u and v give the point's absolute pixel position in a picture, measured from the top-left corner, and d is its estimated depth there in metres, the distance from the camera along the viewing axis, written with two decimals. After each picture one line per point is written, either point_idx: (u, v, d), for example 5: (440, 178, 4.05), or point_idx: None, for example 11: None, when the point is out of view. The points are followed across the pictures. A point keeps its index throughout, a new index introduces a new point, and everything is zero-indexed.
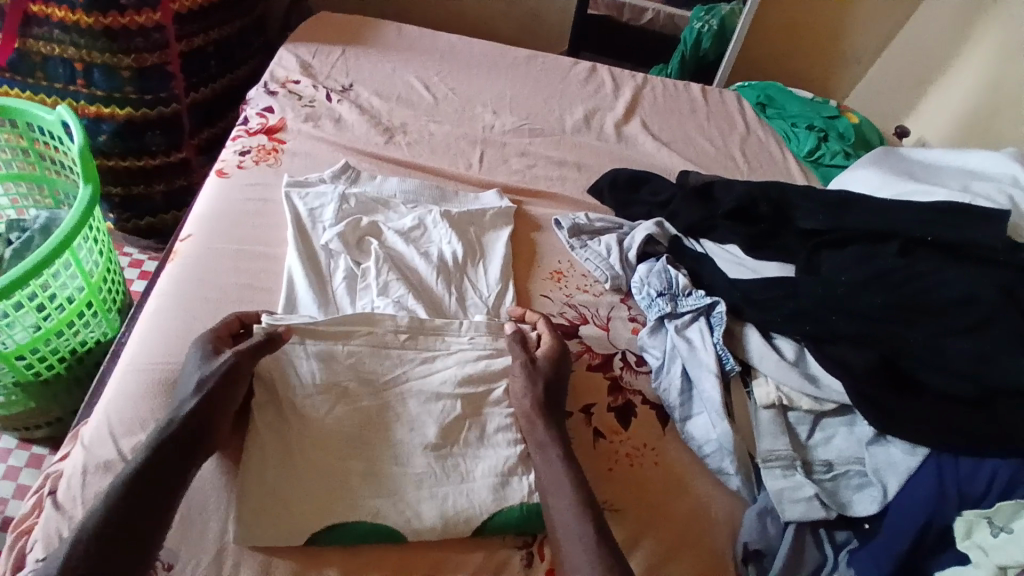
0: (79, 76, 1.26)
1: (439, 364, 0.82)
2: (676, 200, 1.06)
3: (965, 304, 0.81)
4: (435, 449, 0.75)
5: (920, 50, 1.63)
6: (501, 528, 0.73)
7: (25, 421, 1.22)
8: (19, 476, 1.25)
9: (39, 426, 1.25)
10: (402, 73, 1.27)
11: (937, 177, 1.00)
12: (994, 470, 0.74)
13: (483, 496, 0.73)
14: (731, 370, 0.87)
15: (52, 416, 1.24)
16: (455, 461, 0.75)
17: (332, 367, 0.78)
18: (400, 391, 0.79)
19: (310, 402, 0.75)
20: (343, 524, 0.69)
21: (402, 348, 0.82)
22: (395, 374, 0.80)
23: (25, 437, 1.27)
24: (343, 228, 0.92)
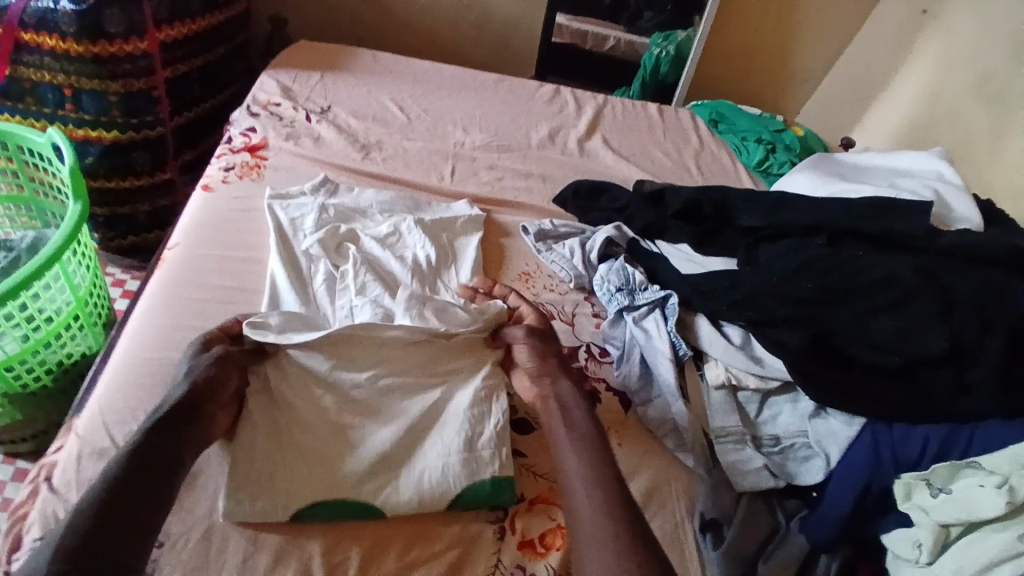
0: (68, 101, 1.33)
1: (417, 353, 0.87)
2: (633, 205, 1.16)
3: (883, 286, 0.89)
4: (413, 428, 0.81)
5: (861, 71, 1.77)
6: (473, 502, 0.79)
7: (11, 434, 1.25)
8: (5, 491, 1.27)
9: (25, 440, 1.28)
10: (377, 95, 1.35)
11: (868, 176, 1.11)
12: (925, 437, 0.81)
13: (457, 470, 0.79)
14: (684, 355, 0.95)
15: (38, 428, 1.27)
16: (431, 440, 0.82)
17: (314, 353, 0.84)
18: (380, 376, 0.84)
19: (298, 388, 0.82)
20: (323, 499, 0.75)
21: (383, 340, 0.88)
22: (374, 363, 0.84)
23: (11, 450, 1.30)
24: (322, 235, 1.00)
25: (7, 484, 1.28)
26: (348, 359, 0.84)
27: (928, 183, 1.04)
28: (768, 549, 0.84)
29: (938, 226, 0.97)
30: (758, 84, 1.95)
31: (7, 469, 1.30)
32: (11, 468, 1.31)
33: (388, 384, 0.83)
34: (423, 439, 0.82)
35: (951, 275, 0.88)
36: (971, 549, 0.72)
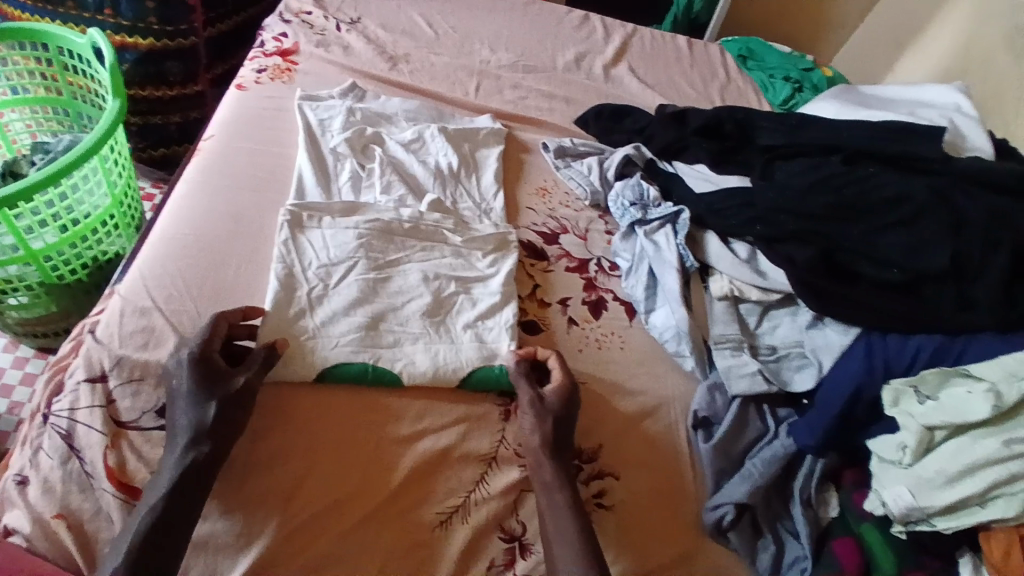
0: (108, 5, 1.35)
1: (435, 254, 0.93)
2: (653, 126, 1.17)
3: (897, 201, 0.92)
4: (430, 315, 0.87)
5: (903, 10, 1.71)
6: (483, 382, 0.84)
7: (43, 327, 1.29)
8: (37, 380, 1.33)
9: (49, 334, 1.31)
10: (407, 11, 1.36)
11: (888, 104, 1.13)
12: (918, 348, 0.85)
13: (469, 353, 0.85)
14: (691, 267, 0.99)
15: (71, 323, 1.32)
16: (447, 327, 0.87)
17: (339, 236, 0.90)
18: (400, 269, 0.90)
19: (325, 272, 0.86)
20: (346, 364, 0.80)
21: (405, 236, 0.93)
22: (396, 258, 0.91)
23: (42, 345, 1.34)
24: (349, 135, 1.03)
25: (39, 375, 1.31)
26: (372, 252, 0.90)
27: (946, 114, 1.06)
28: (755, 449, 0.90)
29: (952, 154, 1.00)
30: (791, 25, 1.89)
31: (39, 364, 1.34)
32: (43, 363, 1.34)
33: (405, 278, 0.89)
34: (438, 326, 0.87)
35: (965, 196, 0.91)
36: (954, 453, 0.76)
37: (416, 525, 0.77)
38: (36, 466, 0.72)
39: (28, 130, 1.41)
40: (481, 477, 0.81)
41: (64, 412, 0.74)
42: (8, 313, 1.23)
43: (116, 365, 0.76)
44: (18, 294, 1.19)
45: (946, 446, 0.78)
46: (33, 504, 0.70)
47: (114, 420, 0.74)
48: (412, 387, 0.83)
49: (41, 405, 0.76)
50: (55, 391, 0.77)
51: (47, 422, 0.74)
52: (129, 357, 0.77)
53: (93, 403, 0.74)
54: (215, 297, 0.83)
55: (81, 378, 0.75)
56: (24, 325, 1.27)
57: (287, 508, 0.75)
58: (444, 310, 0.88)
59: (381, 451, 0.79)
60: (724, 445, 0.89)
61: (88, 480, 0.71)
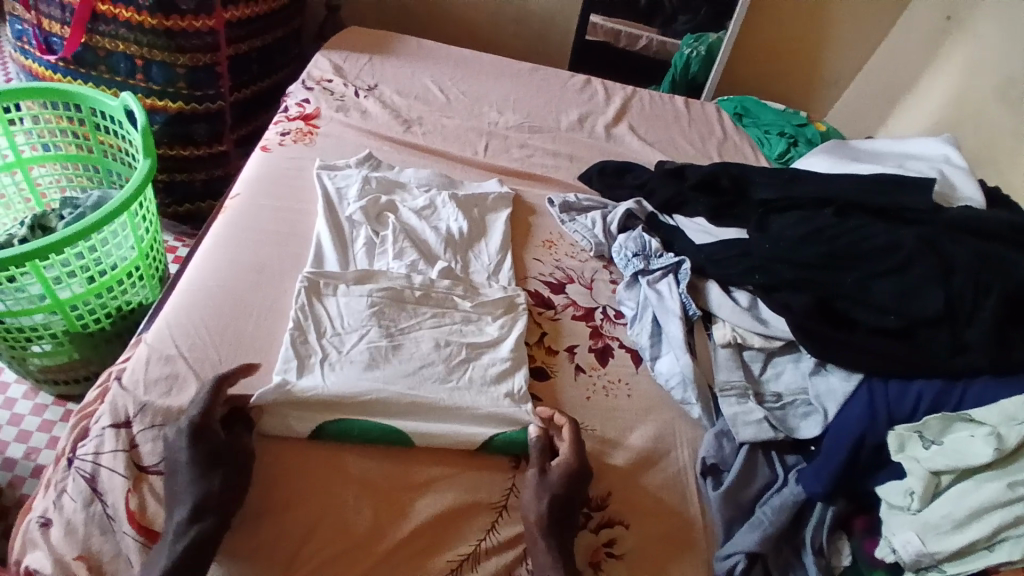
0: (139, 71, 1.46)
1: (446, 319, 0.96)
2: (653, 180, 1.23)
3: (889, 251, 0.95)
4: (445, 380, 0.88)
5: (889, 70, 1.81)
6: (501, 448, 0.84)
7: (64, 374, 1.33)
8: (54, 429, 1.34)
9: (78, 380, 1.35)
10: (420, 78, 1.46)
11: (878, 157, 1.19)
12: (919, 394, 0.87)
13: (485, 420, 0.85)
14: (694, 315, 1.02)
15: (90, 370, 1.34)
16: (461, 392, 0.87)
17: (351, 304, 0.93)
18: (413, 336, 0.92)
19: (338, 340, 0.89)
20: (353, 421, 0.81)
21: (417, 303, 0.95)
22: (407, 324, 0.93)
23: (63, 393, 1.37)
24: (365, 203, 1.07)
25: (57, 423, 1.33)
26: (384, 319, 0.92)
27: (934, 166, 1.12)
28: (764, 496, 0.90)
29: (941, 204, 1.05)
30: (784, 85, 1.99)
31: (58, 410, 1.37)
32: (61, 410, 1.37)
33: (417, 344, 0.91)
34: (453, 390, 0.87)
35: (951, 243, 0.94)
36: (960, 497, 0.77)
37: (426, 572, 0.78)
38: (59, 508, 0.74)
39: (59, 185, 1.49)
40: (491, 525, 0.81)
41: (88, 456, 0.76)
42: (30, 361, 1.27)
43: (140, 412, 0.79)
44: (42, 342, 1.24)
45: (952, 491, 0.78)
46: (54, 546, 0.73)
47: (136, 464, 0.76)
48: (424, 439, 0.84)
49: (66, 449, 0.79)
50: (79, 436, 0.79)
51: (71, 466, 0.76)
52: (153, 404, 0.79)
53: (117, 447, 0.76)
54: (236, 347, 0.87)
55: (107, 423, 0.78)
56: (46, 372, 1.31)
57: (298, 558, 0.75)
58: (458, 371, 0.89)
59: (393, 499, 0.80)
60: (734, 490, 0.89)
61: (110, 522, 0.73)
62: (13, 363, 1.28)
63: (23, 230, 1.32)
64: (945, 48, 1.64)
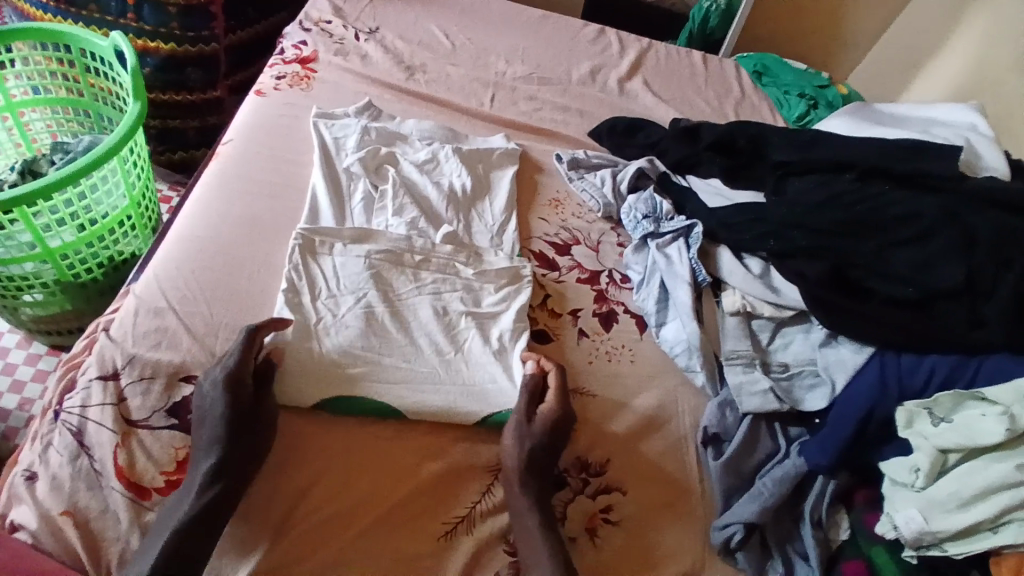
0: (130, 11, 1.38)
1: (447, 286, 0.91)
2: (666, 140, 1.17)
3: (909, 219, 0.92)
4: (441, 354, 0.85)
5: (911, 33, 1.70)
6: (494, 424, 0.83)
7: (57, 325, 1.31)
8: (48, 378, 1.33)
9: (71, 331, 1.34)
10: (424, 22, 1.38)
11: (902, 122, 1.13)
12: (932, 367, 0.84)
13: (478, 398, 0.83)
14: (703, 281, 0.99)
15: (84, 320, 1.33)
16: (456, 368, 0.85)
17: (346, 262, 0.89)
18: (410, 304, 0.88)
19: (333, 303, 0.85)
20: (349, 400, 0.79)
21: (417, 269, 0.91)
22: (405, 291, 0.89)
23: (56, 343, 1.36)
24: (364, 155, 1.02)
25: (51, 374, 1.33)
26: (381, 283, 0.88)
27: (963, 132, 1.06)
28: (766, 467, 0.88)
29: (965, 172, 1.00)
30: (805, 44, 1.90)
31: (52, 361, 1.36)
32: (56, 360, 1.36)
33: (415, 314, 0.87)
34: (449, 367, 0.84)
35: (974, 215, 0.90)
36: (968, 476, 0.75)
37: (422, 533, 0.76)
38: (46, 462, 0.72)
39: (49, 130, 1.44)
40: (488, 487, 0.80)
41: (75, 409, 0.74)
42: (22, 310, 1.24)
43: (128, 364, 0.77)
44: (33, 290, 1.21)
45: (959, 469, 0.77)
46: (40, 502, 0.70)
47: (125, 418, 0.74)
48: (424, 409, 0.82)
49: (53, 402, 0.77)
50: (67, 388, 0.77)
51: (58, 420, 0.74)
52: (142, 356, 0.77)
53: (104, 401, 0.74)
54: (231, 301, 0.84)
55: (94, 375, 0.76)
56: (38, 322, 1.29)
57: (290, 519, 0.73)
58: (457, 344, 0.86)
59: (391, 460, 0.78)
60: (735, 460, 0.88)
61: (98, 477, 0.71)
62: (4, 311, 1.25)
63: (12, 175, 1.27)
64: (971, 10, 1.53)
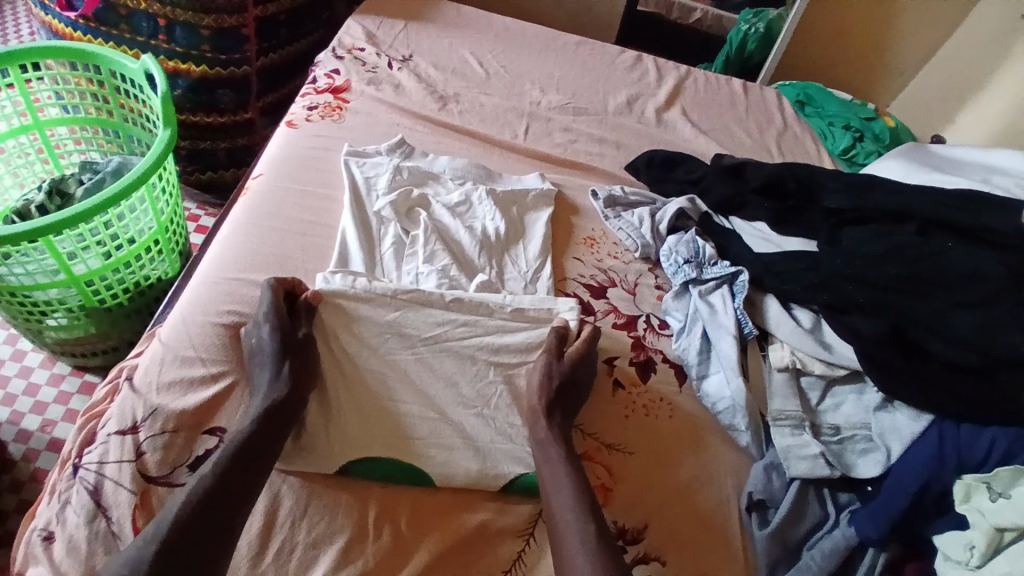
0: (162, 32, 1.38)
1: (475, 329, 0.86)
2: (709, 178, 1.12)
3: (975, 279, 0.86)
4: (469, 407, 0.82)
5: (964, 60, 1.61)
6: (523, 490, 0.79)
7: (81, 347, 1.30)
8: (71, 401, 1.32)
9: (95, 354, 1.32)
10: (458, 49, 1.35)
11: (961, 169, 1.06)
12: (993, 439, 0.78)
13: (507, 458, 0.79)
14: (749, 334, 0.93)
15: (109, 344, 1.31)
16: (486, 424, 0.81)
17: (371, 302, 0.84)
18: (439, 350, 0.84)
19: (358, 352, 0.82)
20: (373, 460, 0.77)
21: (445, 309, 0.85)
22: (433, 335, 0.84)
23: (80, 364, 1.34)
24: (395, 198, 0.99)
25: (75, 395, 1.31)
26: (409, 328, 0.84)
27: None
28: (813, 538, 0.83)
29: None
30: (847, 73, 1.83)
31: (76, 382, 1.34)
32: (79, 381, 1.35)
33: (443, 363, 0.83)
34: (477, 421, 0.81)
35: None
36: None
37: None
38: (62, 522, 0.69)
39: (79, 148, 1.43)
40: (519, 555, 0.75)
41: (92, 466, 0.72)
42: (47, 333, 1.24)
43: (149, 417, 0.74)
44: (58, 314, 1.20)
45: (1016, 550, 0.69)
46: (55, 563, 0.67)
47: (143, 475, 0.71)
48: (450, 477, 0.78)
49: (72, 454, 0.74)
50: (86, 441, 0.75)
51: (76, 475, 0.72)
52: (165, 407, 0.75)
53: (122, 458, 0.72)
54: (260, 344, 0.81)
55: (113, 429, 0.73)
56: (62, 344, 1.28)
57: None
58: (487, 400, 0.83)
59: (417, 525, 0.75)
60: (781, 529, 0.82)
61: (114, 540, 0.68)
62: (30, 333, 1.24)
63: (41, 195, 1.26)
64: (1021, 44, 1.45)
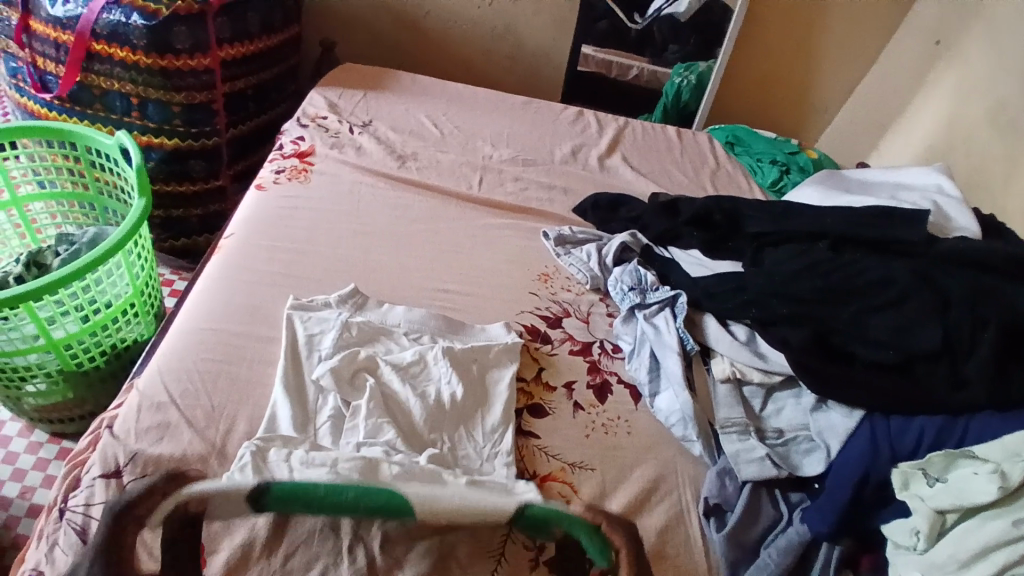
0: (134, 109, 1.47)
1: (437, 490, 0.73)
2: (647, 214, 1.23)
3: (882, 284, 0.94)
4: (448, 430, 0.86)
5: (882, 95, 1.82)
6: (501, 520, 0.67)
7: (59, 413, 1.31)
8: (48, 467, 1.32)
9: (72, 419, 1.34)
10: (415, 113, 1.47)
11: (870, 189, 1.17)
12: (921, 429, 0.85)
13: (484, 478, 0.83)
14: (691, 349, 1.01)
15: (86, 409, 1.33)
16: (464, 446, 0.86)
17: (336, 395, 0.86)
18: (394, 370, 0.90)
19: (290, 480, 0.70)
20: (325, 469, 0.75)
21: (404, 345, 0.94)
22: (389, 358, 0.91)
23: (57, 430, 1.35)
24: (337, 364, 0.87)
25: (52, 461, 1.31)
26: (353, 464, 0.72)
27: (929, 196, 1.09)
28: (769, 536, 0.88)
29: (937, 235, 1.02)
30: (774, 113, 2.01)
31: (52, 448, 1.35)
32: (57, 448, 1.35)
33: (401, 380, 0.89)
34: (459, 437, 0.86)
35: (948, 276, 0.93)
36: (965, 536, 0.75)
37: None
38: (50, 562, 0.71)
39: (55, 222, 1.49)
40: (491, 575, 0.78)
41: (79, 508, 0.74)
42: (25, 400, 1.26)
43: (131, 461, 0.78)
44: (36, 380, 1.23)
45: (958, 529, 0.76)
46: None
47: None
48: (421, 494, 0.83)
49: (57, 499, 0.77)
50: (72, 485, 0.78)
51: (62, 518, 0.74)
52: (144, 452, 0.79)
53: (108, 499, 0.75)
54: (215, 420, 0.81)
55: (97, 474, 0.77)
56: (41, 411, 1.30)
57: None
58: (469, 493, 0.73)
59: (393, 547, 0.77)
60: (738, 531, 0.87)
61: None
62: (8, 402, 1.26)
63: (18, 267, 1.30)
64: (935, 72, 1.65)
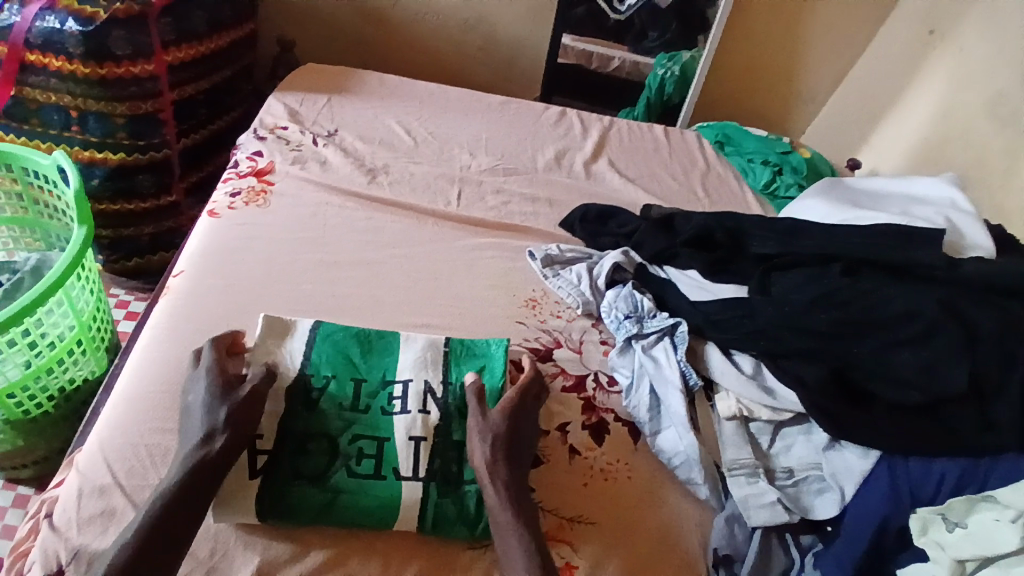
0: (74, 123, 1.33)
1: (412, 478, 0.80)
2: (640, 231, 1.15)
3: (904, 316, 0.87)
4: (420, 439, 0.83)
5: (871, 87, 1.76)
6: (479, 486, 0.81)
7: (12, 459, 1.19)
8: (5, 517, 1.22)
9: (25, 465, 1.22)
10: (383, 119, 1.36)
11: (881, 203, 1.10)
12: (943, 474, 0.80)
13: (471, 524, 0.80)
14: (695, 386, 0.94)
15: (40, 454, 1.21)
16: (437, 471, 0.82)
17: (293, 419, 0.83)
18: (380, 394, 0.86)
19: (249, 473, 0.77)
20: (310, 501, 0.78)
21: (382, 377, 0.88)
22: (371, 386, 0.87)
23: (11, 477, 1.24)
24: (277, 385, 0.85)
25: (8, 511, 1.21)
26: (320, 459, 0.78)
27: (942, 211, 1.03)
28: None
29: (953, 255, 0.96)
30: (762, 105, 1.92)
31: (8, 496, 1.24)
32: (12, 495, 1.24)
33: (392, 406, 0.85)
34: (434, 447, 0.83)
35: (976, 309, 0.85)
36: None
37: None
38: None
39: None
40: None
41: None
42: None
43: (73, 557, 0.71)
44: None
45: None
46: None
47: None
48: (401, 531, 0.80)
49: None
50: None
51: None
52: (87, 548, 0.71)
53: None
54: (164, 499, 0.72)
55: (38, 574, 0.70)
56: None
57: None
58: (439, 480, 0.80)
59: None
60: None
61: None
62: None
63: None
64: (932, 60, 1.58)
